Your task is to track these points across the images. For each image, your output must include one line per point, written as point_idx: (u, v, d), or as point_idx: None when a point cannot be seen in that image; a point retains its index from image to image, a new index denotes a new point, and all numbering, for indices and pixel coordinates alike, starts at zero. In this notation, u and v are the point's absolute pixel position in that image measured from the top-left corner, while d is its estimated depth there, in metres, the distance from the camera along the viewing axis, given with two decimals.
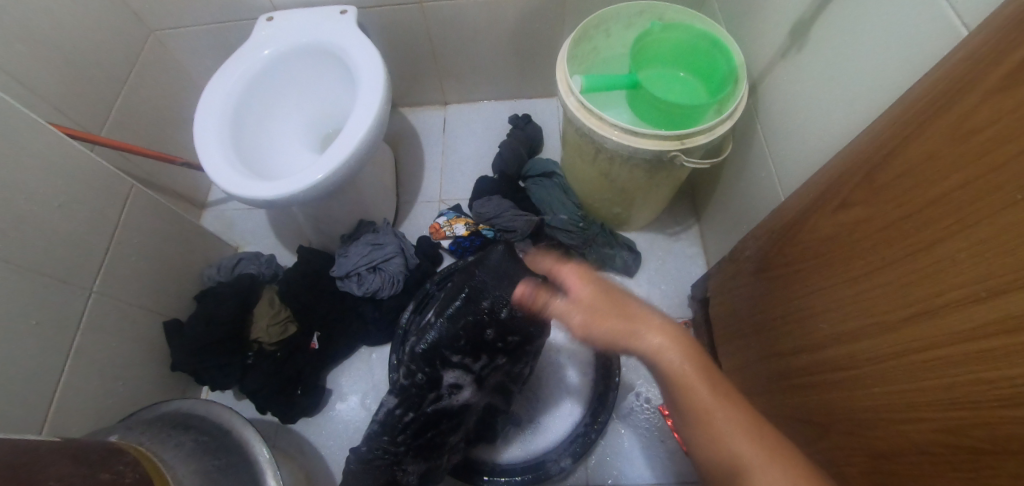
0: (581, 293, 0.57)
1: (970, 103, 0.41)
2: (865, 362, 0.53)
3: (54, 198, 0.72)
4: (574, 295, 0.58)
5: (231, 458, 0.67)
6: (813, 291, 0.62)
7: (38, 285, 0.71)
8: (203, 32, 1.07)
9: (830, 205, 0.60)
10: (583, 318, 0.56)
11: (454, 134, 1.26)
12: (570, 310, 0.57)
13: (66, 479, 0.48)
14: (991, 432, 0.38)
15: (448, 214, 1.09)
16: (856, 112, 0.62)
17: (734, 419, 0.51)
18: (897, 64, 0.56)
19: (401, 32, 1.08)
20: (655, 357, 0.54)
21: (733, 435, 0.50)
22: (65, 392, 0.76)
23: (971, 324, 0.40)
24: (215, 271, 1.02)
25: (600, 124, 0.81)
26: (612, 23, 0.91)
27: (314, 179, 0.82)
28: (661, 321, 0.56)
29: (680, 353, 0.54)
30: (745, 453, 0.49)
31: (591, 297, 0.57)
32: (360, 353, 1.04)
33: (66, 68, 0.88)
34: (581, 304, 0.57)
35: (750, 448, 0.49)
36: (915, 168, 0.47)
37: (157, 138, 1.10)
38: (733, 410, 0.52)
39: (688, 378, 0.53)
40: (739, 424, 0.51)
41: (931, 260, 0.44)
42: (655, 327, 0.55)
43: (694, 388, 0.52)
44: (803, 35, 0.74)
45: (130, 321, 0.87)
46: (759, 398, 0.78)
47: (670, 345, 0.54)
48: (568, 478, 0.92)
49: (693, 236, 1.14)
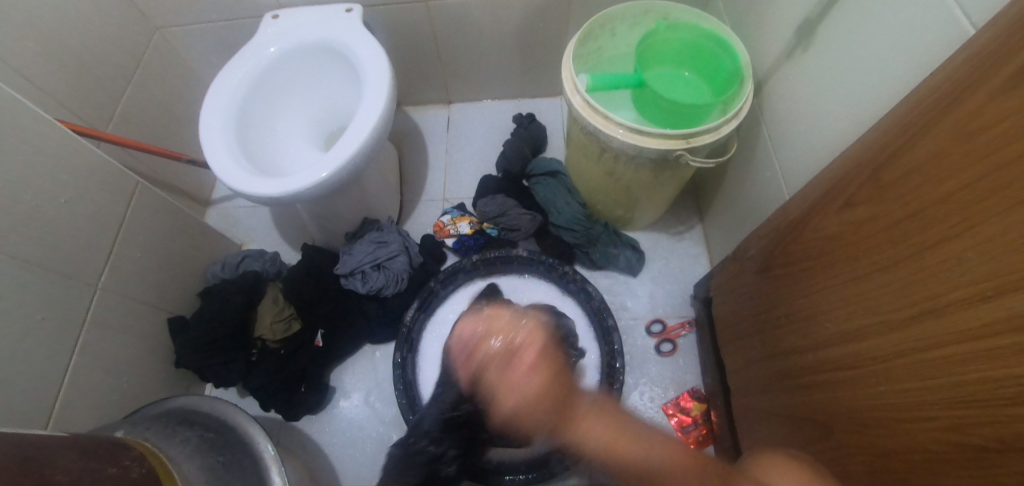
0: (519, 376, 0.61)
1: (977, 102, 0.41)
2: (870, 361, 0.53)
3: (60, 193, 0.73)
4: (519, 385, 0.61)
5: (236, 454, 0.67)
6: (818, 290, 0.63)
7: (43, 280, 0.71)
8: (208, 29, 1.07)
9: (835, 203, 0.60)
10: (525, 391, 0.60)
11: (458, 132, 1.26)
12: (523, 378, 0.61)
13: (74, 473, 0.48)
14: (996, 431, 0.38)
15: (452, 213, 1.09)
16: (862, 111, 0.62)
17: (699, 471, 0.49)
18: (904, 63, 0.55)
19: (406, 30, 1.09)
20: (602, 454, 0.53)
21: (674, 474, 0.49)
22: (70, 387, 0.76)
23: (976, 323, 0.40)
24: (219, 268, 1.02)
25: (605, 122, 0.81)
26: (617, 22, 0.91)
27: (320, 177, 0.82)
28: (609, 419, 0.55)
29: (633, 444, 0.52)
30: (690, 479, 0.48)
31: (540, 384, 0.59)
32: (363, 351, 1.04)
33: (73, 64, 0.89)
34: (537, 372, 0.60)
35: (662, 454, 0.51)
36: (921, 166, 0.47)
37: (162, 134, 1.10)
38: (700, 468, 0.49)
39: (658, 465, 0.50)
40: (687, 466, 0.49)
41: (937, 259, 0.44)
42: (588, 416, 0.55)
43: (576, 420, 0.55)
44: (809, 35, 0.74)
45: (135, 318, 0.87)
46: (763, 396, 0.78)
47: (625, 444, 0.52)
48: (572, 476, 0.92)
49: (697, 236, 1.14)
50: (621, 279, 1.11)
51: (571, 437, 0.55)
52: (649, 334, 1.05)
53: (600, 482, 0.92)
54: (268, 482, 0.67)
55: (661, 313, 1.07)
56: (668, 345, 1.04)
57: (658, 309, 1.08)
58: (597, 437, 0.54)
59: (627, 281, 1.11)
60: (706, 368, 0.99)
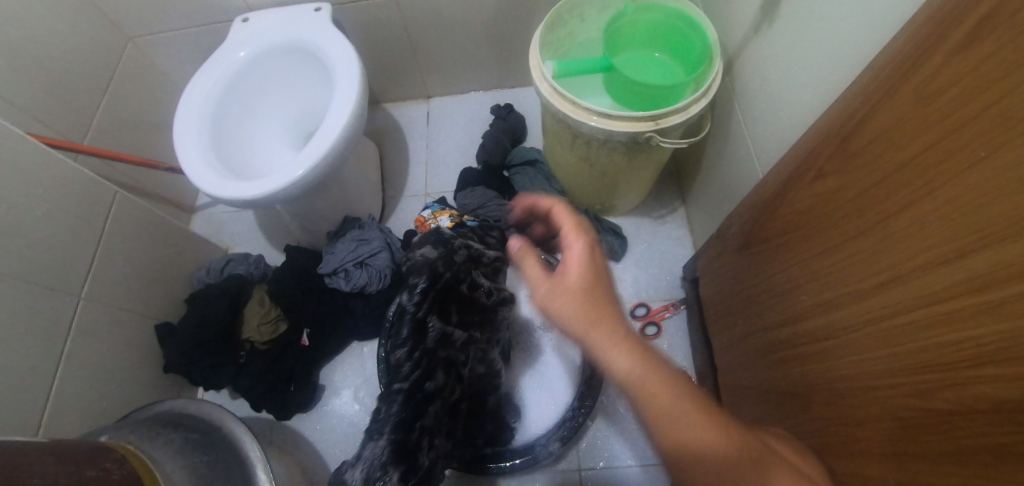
0: (569, 284, 0.58)
1: (933, 66, 0.41)
2: (842, 331, 0.53)
3: (37, 206, 0.73)
4: (557, 299, 0.57)
5: (223, 453, 0.68)
6: (793, 264, 0.63)
7: (25, 292, 0.73)
8: (180, 36, 1.07)
9: (807, 176, 0.60)
10: (570, 312, 0.55)
11: (437, 127, 1.27)
12: (564, 304, 0.56)
13: (50, 476, 0.49)
14: (958, 393, 0.38)
15: (432, 207, 1.08)
16: (829, 83, 0.62)
17: (699, 414, 0.49)
18: (866, 32, 0.55)
19: (378, 26, 1.08)
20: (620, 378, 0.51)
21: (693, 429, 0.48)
22: (59, 396, 0.77)
23: (936, 287, 0.40)
24: (204, 273, 1.03)
25: (573, 108, 0.81)
26: (585, 6, 0.91)
27: (294, 177, 0.82)
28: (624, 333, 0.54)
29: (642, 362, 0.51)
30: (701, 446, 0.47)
31: (579, 312, 0.55)
32: (351, 348, 1.05)
33: (45, 78, 0.89)
34: (569, 297, 0.56)
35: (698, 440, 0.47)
36: (886, 133, 0.47)
37: (141, 144, 1.10)
38: (700, 409, 0.49)
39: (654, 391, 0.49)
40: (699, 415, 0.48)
41: (900, 225, 0.45)
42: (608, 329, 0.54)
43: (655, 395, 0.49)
44: (774, 10, 0.73)
45: (122, 326, 0.89)
46: (745, 372, 0.78)
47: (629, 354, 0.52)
48: (559, 461, 0.93)
49: (680, 218, 1.14)
50: None
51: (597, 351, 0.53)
52: (634, 318, 1.05)
53: (588, 467, 0.93)
54: (255, 479, 0.68)
55: (646, 296, 1.08)
56: (653, 328, 1.04)
57: (643, 293, 1.08)
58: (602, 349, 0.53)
59: (611, 267, 1.11)
60: (692, 348, 0.99)
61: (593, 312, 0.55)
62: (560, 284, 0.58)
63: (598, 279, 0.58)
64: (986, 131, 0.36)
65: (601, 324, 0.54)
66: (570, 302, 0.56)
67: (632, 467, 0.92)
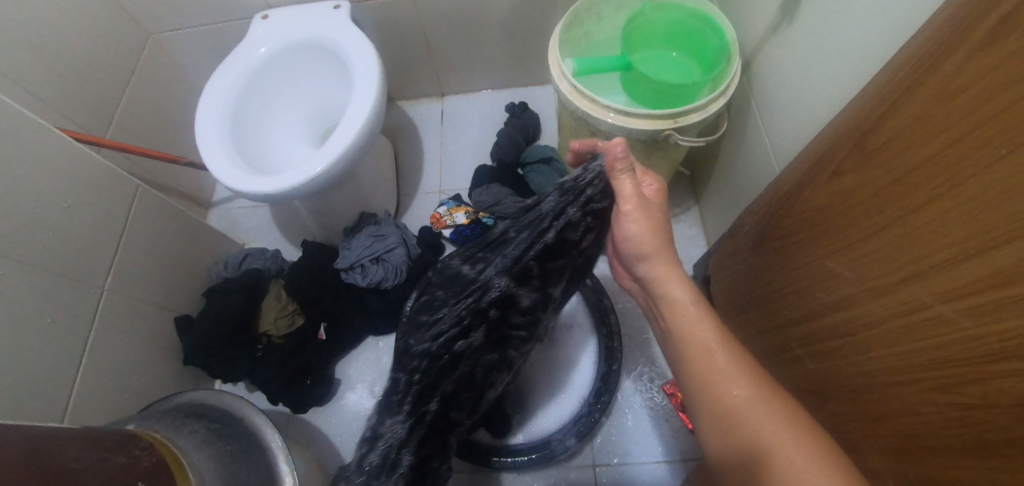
0: (640, 217, 0.64)
1: (954, 65, 0.41)
2: (861, 328, 0.53)
3: (63, 199, 0.75)
4: (625, 194, 0.65)
5: (245, 443, 0.69)
6: (809, 262, 0.63)
7: (51, 283, 0.74)
8: (199, 33, 1.08)
9: (822, 175, 0.61)
10: (639, 227, 0.64)
11: (452, 124, 1.27)
12: (633, 220, 0.65)
13: (86, 462, 0.50)
14: (982, 387, 0.39)
15: (448, 204, 1.10)
16: (847, 82, 0.62)
17: (750, 383, 0.54)
18: (885, 31, 0.55)
19: (396, 24, 1.09)
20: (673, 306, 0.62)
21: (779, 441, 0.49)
22: (83, 386, 0.78)
23: (960, 283, 0.41)
24: (222, 268, 1.04)
25: (592, 106, 0.81)
26: (603, 5, 0.91)
27: (313, 172, 0.83)
28: (699, 331, 0.59)
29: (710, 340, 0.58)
30: (742, 401, 0.53)
31: (643, 226, 0.65)
32: (367, 343, 1.06)
33: (70, 73, 0.90)
34: (639, 219, 0.65)
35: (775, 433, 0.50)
36: (904, 131, 0.47)
37: (160, 139, 1.12)
38: (758, 382, 0.54)
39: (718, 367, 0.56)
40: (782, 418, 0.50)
41: (920, 222, 0.45)
42: (682, 280, 0.62)
43: (719, 395, 0.55)
44: (793, 10, 0.73)
45: (143, 318, 0.90)
46: (758, 369, 0.79)
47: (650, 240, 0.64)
48: (575, 457, 0.94)
49: (693, 217, 1.15)
50: None
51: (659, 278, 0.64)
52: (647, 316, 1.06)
53: (603, 463, 0.93)
54: (276, 468, 0.69)
55: None
56: None
57: None
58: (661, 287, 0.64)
59: None
60: None
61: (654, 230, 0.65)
62: (642, 209, 0.65)
63: (660, 215, 0.65)
64: (1008, 129, 0.36)
65: (663, 243, 0.65)
66: (639, 224, 0.65)
67: (647, 463, 0.93)
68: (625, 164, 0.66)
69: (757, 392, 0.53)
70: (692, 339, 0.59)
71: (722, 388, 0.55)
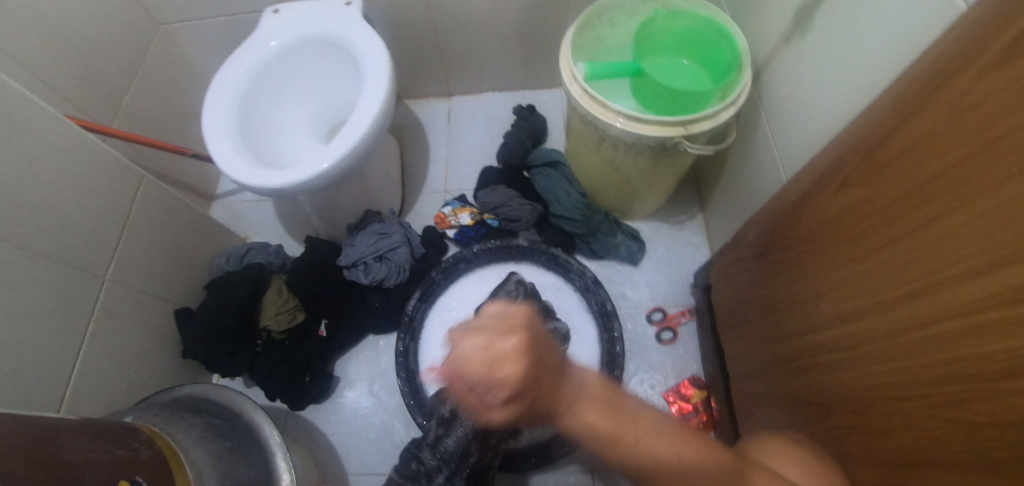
0: (505, 370, 0.52)
1: (964, 83, 0.41)
2: (869, 341, 0.53)
3: (68, 186, 0.74)
4: (470, 355, 0.54)
5: (243, 440, 0.68)
6: (816, 274, 0.63)
7: (53, 271, 0.73)
8: (209, 24, 1.08)
9: (832, 186, 0.60)
10: (505, 375, 0.52)
11: (458, 124, 1.27)
12: (493, 369, 0.53)
13: (85, 453, 0.49)
14: (991, 406, 0.38)
15: (453, 204, 1.10)
16: (859, 95, 0.62)
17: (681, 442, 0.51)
18: (900, 44, 0.55)
19: (406, 22, 1.09)
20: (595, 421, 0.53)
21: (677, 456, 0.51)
22: (81, 376, 0.78)
23: (970, 299, 0.40)
24: (224, 261, 1.03)
25: (604, 111, 0.81)
26: (615, 11, 0.91)
27: (321, 169, 0.83)
28: (604, 411, 0.54)
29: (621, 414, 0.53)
30: None
31: (514, 372, 0.52)
32: (367, 341, 1.05)
33: (78, 60, 0.90)
34: (507, 361, 0.53)
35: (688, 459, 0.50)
36: (915, 146, 0.47)
37: (166, 130, 1.11)
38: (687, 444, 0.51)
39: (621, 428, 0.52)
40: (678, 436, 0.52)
41: (932, 237, 0.44)
42: (590, 404, 0.54)
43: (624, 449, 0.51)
44: (806, 21, 0.74)
45: (143, 309, 0.89)
46: (760, 381, 0.79)
47: (515, 364, 0.53)
48: (573, 462, 0.94)
49: (698, 225, 1.14)
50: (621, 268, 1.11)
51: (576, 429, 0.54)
52: (649, 322, 1.05)
53: (602, 468, 0.93)
54: (273, 467, 0.68)
55: (662, 301, 1.08)
56: (668, 333, 1.04)
57: (659, 297, 1.08)
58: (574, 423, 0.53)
59: (628, 271, 1.11)
60: (708, 355, 1.00)
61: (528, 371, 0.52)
62: (491, 344, 0.54)
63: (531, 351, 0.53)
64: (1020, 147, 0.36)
65: (547, 388, 0.53)
66: (475, 341, 0.55)
67: None
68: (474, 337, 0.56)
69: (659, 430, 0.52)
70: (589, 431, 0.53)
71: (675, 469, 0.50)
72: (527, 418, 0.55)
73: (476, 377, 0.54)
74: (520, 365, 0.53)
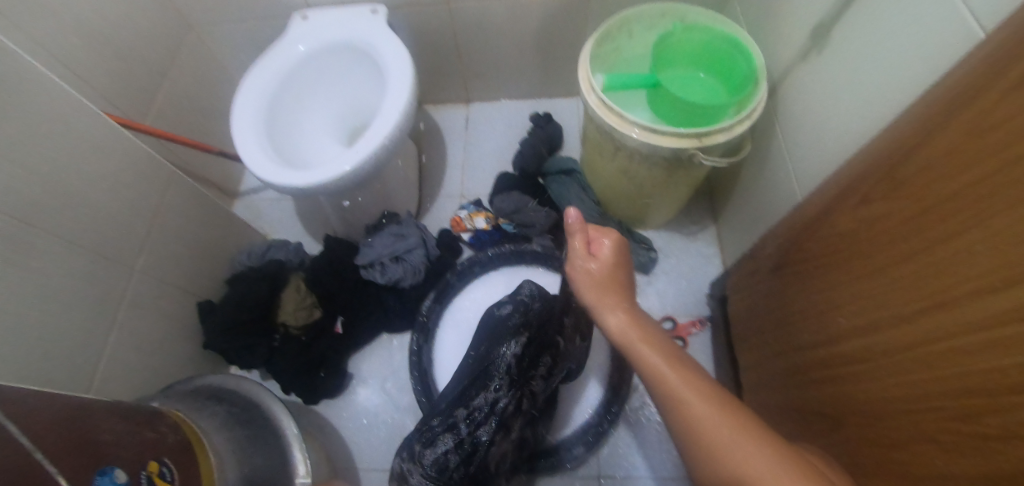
0: (599, 249, 0.69)
1: (987, 103, 0.42)
2: (884, 354, 0.53)
3: (104, 179, 0.77)
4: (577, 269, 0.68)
5: (261, 429, 0.70)
6: (831, 287, 0.64)
7: (86, 261, 0.76)
8: (239, 28, 1.12)
9: (852, 201, 0.61)
10: (596, 269, 0.67)
11: (476, 131, 1.30)
12: (588, 259, 0.67)
13: (116, 433, 0.52)
14: (1002, 419, 0.39)
15: (468, 208, 1.12)
16: (874, 112, 0.63)
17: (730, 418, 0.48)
18: (917, 65, 0.57)
19: (429, 30, 1.12)
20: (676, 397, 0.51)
21: (746, 453, 0.44)
22: (108, 363, 0.81)
23: (986, 315, 0.41)
24: (245, 256, 1.06)
25: (620, 121, 0.83)
26: (634, 23, 0.93)
27: (343, 170, 0.85)
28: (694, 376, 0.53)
29: (680, 378, 0.52)
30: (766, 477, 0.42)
31: (624, 323, 0.61)
32: (380, 339, 1.08)
33: (115, 60, 0.94)
34: (598, 256, 0.68)
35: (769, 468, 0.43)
36: (937, 163, 0.48)
37: (194, 128, 1.15)
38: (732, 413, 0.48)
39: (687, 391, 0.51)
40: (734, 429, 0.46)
41: (950, 252, 0.45)
42: (620, 307, 0.64)
43: (670, 384, 0.52)
44: (823, 38, 0.75)
45: (168, 301, 0.92)
46: (773, 392, 0.79)
47: (602, 300, 0.65)
48: (579, 469, 0.94)
49: (710, 236, 1.15)
50: (633, 277, 1.12)
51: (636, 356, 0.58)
52: None
53: (608, 474, 0.94)
54: (290, 458, 0.71)
55: (673, 310, 1.09)
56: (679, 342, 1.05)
57: (669, 307, 1.09)
58: (592, 295, 0.66)
59: (639, 280, 1.12)
60: (719, 365, 1.00)
61: (635, 324, 0.61)
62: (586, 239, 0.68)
63: (620, 257, 0.69)
64: None
65: (610, 298, 0.65)
66: (610, 294, 0.65)
67: (649, 477, 0.93)
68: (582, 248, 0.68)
69: (710, 404, 0.49)
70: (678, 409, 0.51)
71: (691, 406, 0.50)
72: (591, 297, 0.66)
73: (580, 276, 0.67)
74: (609, 257, 0.68)
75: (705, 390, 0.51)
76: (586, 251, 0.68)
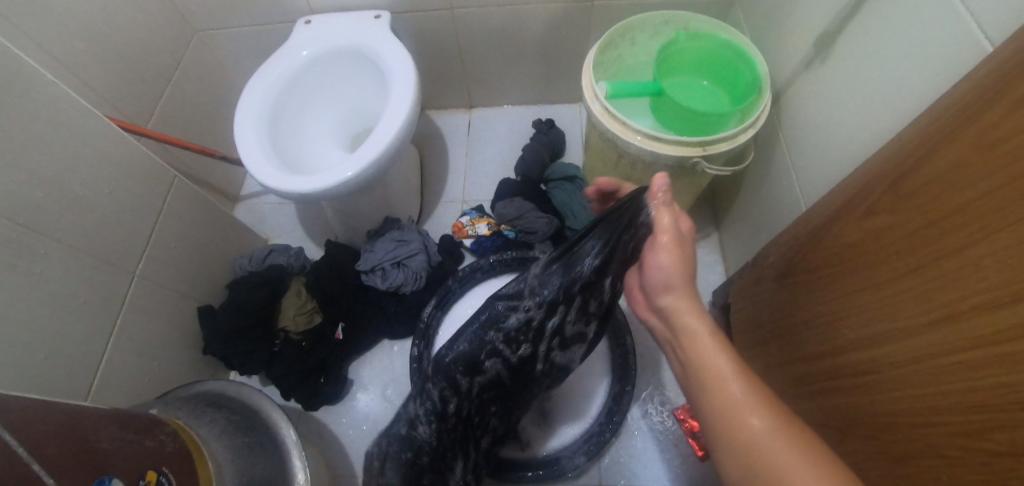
0: (666, 248, 0.65)
1: (996, 116, 0.42)
2: (889, 366, 0.53)
3: (106, 183, 0.77)
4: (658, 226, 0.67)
5: (261, 436, 0.70)
6: (835, 297, 0.63)
7: (87, 265, 0.76)
8: (243, 33, 1.12)
9: (857, 212, 0.61)
10: (674, 270, 0.64)
11: (478, 136, 1.30)
12: (664, 267, 0.65)
13: (115, 442, 0.51)
14: (1009, 435, 0.39)
15: (471, 214, 1.13)
16: (879, 123, 0.63)
17: (772, 419, 0.51)
18: (922, 76, 0.56)
19: (433, 36, 1.12)
20: (715, 390, 0.55)
21: (795, 470, 0.47)
22: (107, 368, 0.80)
23: (992, 329, 0.41)
24: (246, 261, 1.06)
25: (623, 129, 0.83)
26: (638, 31, 0.93)
27: (346, 176, 0.85)
28: (742, 377, 0.55)
29: (732, 381, 0.55)
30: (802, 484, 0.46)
31: (674, 267, 0.64)
32: (381, 345, 1.07)
33: (119, 64, 0.94)
34: (670, 273, 0.64)
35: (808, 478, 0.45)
36: (944, 175, 0.47)
37: (196, 131, 1.15)
38: (774, 414, 0.51)
39: (740, 414, 0.52)
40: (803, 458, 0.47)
41: (956, 265, 0.45)
42: (675, 298, 0.64)
43: (734, 414, 0.53)
44: (827, 47, 0.75)
45: (168, 305, 0.92)
46: (777, 401, 0.79)
47: (683, 304, 0.63)
48: (581, 476, 0.94)
49: (712, 244, 1.15)
50: None
51: (683, 326, 0.61)
52: None
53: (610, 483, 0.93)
54: (289, 465, 0.70)
55: None
56: None
57: None
58: (679, 316, 0.62)
59: None
60: None
61: (682, 273, 0.64)
62: (670, 236, 0.66)
63: (689, 265, 0.65)
64: None
65: (684, 296, 0.63)
66: (665, 253, 0.65)
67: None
68: (641, 293, 0.73)
69: (755, 391, 0.53)
70: (719, 398, 0.55)
71: (739, 410, 0.52)
72: (675, 301, 0.63)
73: (659, 273, 0.65)
74: (672, 268, 0.64)
75: (753, 400, 0.53)
76: (673, 242, 0.65)
